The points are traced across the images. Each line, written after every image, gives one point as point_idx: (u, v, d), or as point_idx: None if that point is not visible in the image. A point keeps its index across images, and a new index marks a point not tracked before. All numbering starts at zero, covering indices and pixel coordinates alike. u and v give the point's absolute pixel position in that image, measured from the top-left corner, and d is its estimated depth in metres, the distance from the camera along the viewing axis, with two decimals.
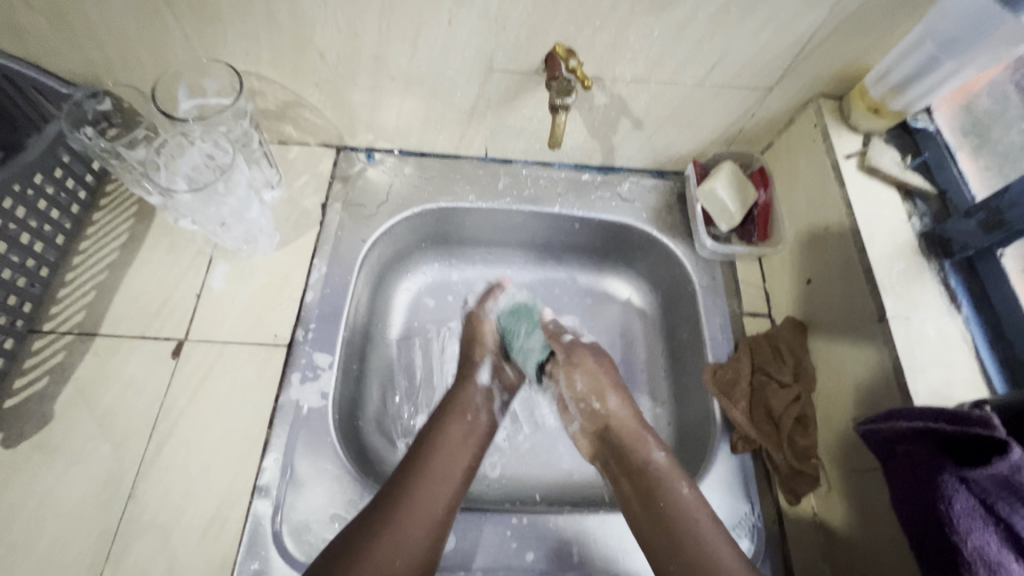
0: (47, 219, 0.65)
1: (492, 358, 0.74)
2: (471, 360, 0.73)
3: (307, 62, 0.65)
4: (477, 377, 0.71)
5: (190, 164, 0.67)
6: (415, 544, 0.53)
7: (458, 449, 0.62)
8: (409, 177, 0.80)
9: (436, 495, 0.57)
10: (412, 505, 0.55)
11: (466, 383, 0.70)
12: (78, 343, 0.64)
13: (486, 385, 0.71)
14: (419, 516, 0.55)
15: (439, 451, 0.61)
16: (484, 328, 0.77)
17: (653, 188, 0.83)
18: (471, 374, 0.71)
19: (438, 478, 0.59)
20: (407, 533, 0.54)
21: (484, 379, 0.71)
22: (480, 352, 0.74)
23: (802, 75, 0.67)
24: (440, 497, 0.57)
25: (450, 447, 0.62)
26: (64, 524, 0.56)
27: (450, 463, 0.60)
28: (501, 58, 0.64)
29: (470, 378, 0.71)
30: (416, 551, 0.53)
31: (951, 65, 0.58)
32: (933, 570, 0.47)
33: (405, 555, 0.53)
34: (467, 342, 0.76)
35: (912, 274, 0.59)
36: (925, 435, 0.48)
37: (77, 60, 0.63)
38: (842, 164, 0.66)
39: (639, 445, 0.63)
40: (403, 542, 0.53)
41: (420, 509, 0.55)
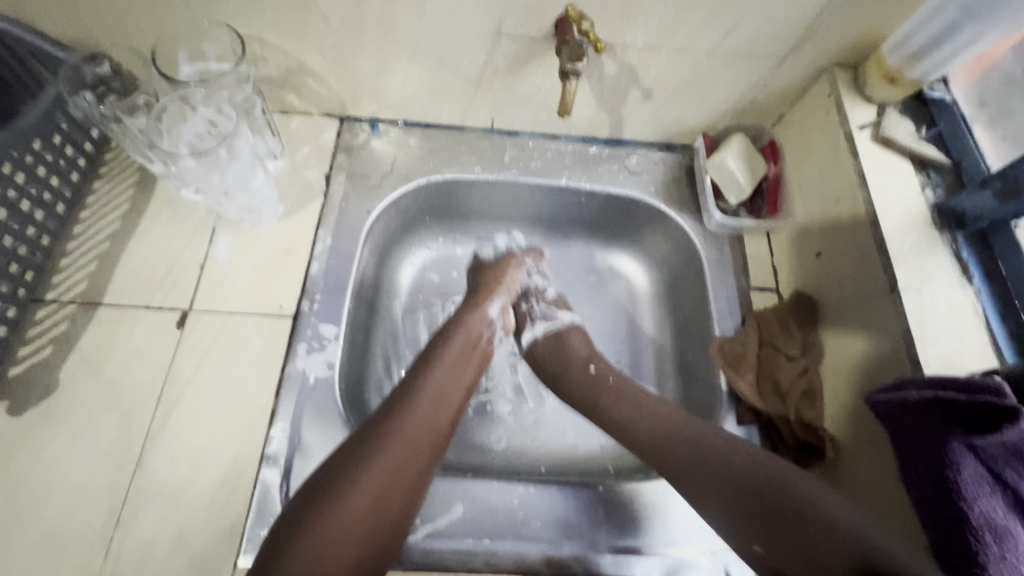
0: (47, 187, 0.64)
1: (507, 297, 0.73)
2: (485, 293, 0.72)
3: (311, 26, 0.63)
4: (485, 308, 0.70)
5: (193, 132, 0.64)
6: (413, 461, 0.54)
7: (461, 367, 0.63)
8: (413, 148, 0.78)
9: (433, 420, 0.57)
10: (416, 417, 0.56)
11: (474, 312, 0.69)
12: (80, 313, 0.64)
13: (495, 319, 0.70)
14: (425, 423, 0.56)
15: (439, 376, 0.61)
16: (511, 272, 0.75)
17: (661, 161, 0.81)
18: (482, 305, 0.71)
19: (434, 402, 0.58)
20: (411, 441, 0.54)
21: (493, 314, 0.70)
22: (497, 289, 0.73)
23: (817, 43, 0.66)
24: (438, 422, 0.57)
25: (447, 371, 0.62)
26: (73, 490, 0.56)
27: (448, 386, 0.60)
28: (510, 22, 0.62)
29: (478, 308, 0.70)
30: (414, 461, 0.54)
31: (972, 29, 0.57)
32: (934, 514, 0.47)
33: (401, 473, 0.53)
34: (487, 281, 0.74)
35: (924, 247, 0.59)
36: (937, 406, 0.48)
37: (73, 22, 0.61)
38: (856, 135, 0.65)
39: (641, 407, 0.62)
40: (400, 461, 0.53)
41: (419, 419, 0.56)
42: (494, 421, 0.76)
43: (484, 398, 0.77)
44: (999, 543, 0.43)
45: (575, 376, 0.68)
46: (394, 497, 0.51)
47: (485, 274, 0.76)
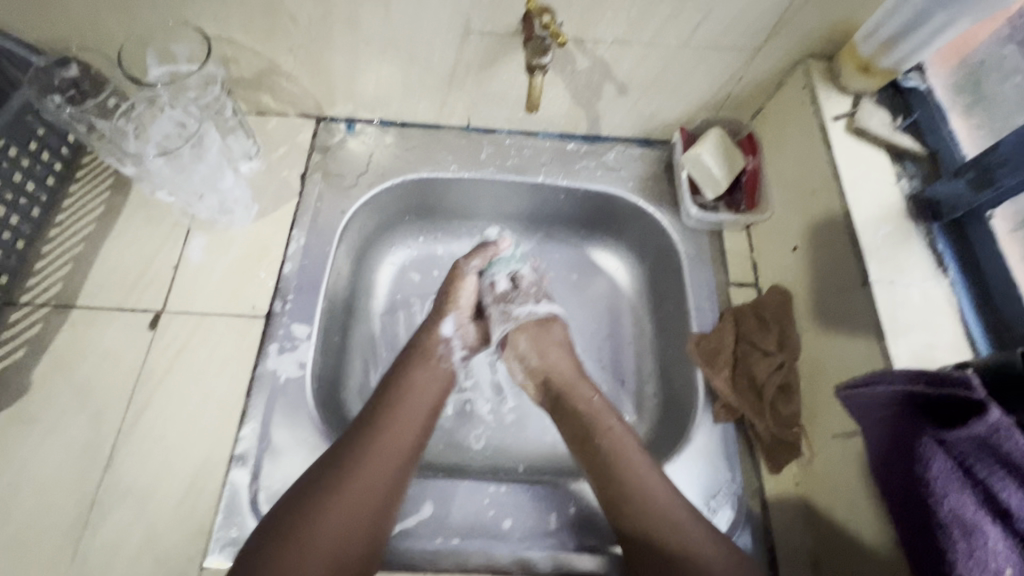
0: (23, 192, 0.65)
1: (461, 313, 0.72)
2: (438, 311, 0.71)
3: (279, 26, 0.64)
4: (438, 330, 0.69)
5: (161, 132, 0.64)
6: (376, 488, 0.54)
7: (423, 395, 0.62)
8: (390, 148, 0.78)
9: (396, 446, 0.57)
10: (378, 447, 0.56)
11: (427, 332, 0.69)
12: (54, 315, 0.64)
13: (449, 338, 0.69)
14: (388, 454, 0.56)
15: (403, 402, 0.61)
16: (461, 282, 0.72)
17: (640, 156, 0.81)
18: (434, 325, 0.70)
19: (398, 427, 0.58)
20: (371, 473, 0.54)
21: (446, 333, 0.69)
22: (450, 304, 0.71)
23: (790, 33, 0.65)
24: (402, 447, 0.57)
25: (410, 397, 0.61)
26: (42, 492, 0.56)
27: (412, 413, 0.60)
28: (477, 19, 0.62)
29: (432, 330, 0.69)
30: (376, 495, 0.53)
31: (944, 15, 0.56)
32: (920, 539, 0.46)
33: (366, 500, 0.53)
34: (441, 294, 0.72)
35: (898, 238, 0.57)
36: (906, 400, 0.47)
37: (42, 26, 0.61)
38: (830, 126, 0.64)
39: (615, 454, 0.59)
40: (363, 491, 0.53)
41: (382, 449, 0.56)
42: (473, 421, 0.76)
43: (464, 396, 0.77)
44: (966, 539, 0.43)
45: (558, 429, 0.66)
46: (358, 534, 0.51)
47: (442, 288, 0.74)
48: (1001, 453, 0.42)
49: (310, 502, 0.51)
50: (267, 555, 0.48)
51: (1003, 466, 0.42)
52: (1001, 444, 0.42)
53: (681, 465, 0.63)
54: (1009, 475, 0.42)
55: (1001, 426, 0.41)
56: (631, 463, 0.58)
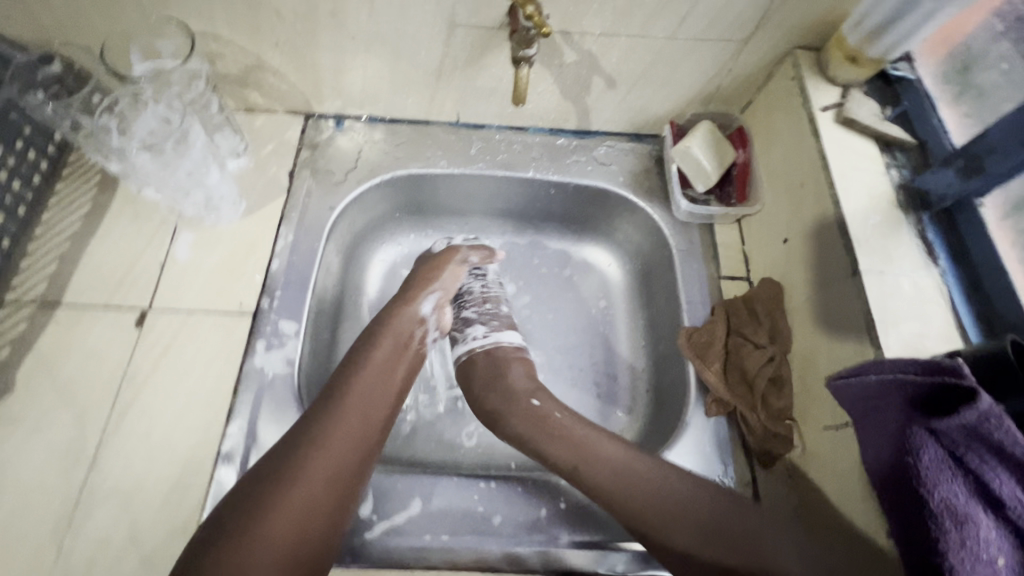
0: (10, 191, 0.63)
1: (441, 295, 0.71)
2: (419, 285, 0.70)
3: (264, 21, 0.63)
4: (417, 303, 0.68)
5: (145, 128, 0.63)
6: (343, 468, 0.53)
7: (388, 375, 0.61)
8: (378, 144, 0.78)
9: (364, 425, 0.57)
10: (341, 429, 0.55)
11: (404, 307, 0.67)
12: (39, 314, 0.63)
13: (426, 317, 0.68)
14: (351, 436, 0.55)
15: (369, 379, 0.60)
16: (448, 265, 0.72)
17: (631, 151, 0.80)
18: (414, 298, 0.69)
19: (364, 405, 0.58)
20: (336, 455, 0.53)
21: (424, 311, 0.68)
22: (436, 284, 0.70)
23: (778, 24, 0.64)
24: (369, 426, 0.57)
25: (379, 375, 0.61)
26: (24, 491, 0.55)
27: (379, 392, 0.60)
28: (463, 12, 0.62)
29: (408, 303, 0.68)
30: (341, 476, 0.53)
31: (932, 1, 0.56)
32: (905, 527, 0.46)
33: (332, 479, 0.52)
34: (426, 271, 0.71)
35: (887, 228, 0.57)
36: (896, 387, 0.46)
37: (25, 23, 0.61)
38: (818, 117, 0.64)
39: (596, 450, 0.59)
40: (329, 471, 0.52)
41: (346, 431, 0.55)
42: (465, 418, 0.75)
43: (455, 393, 0.76)
44: (958, 530, 0.42)
45: (516, 408, 0.65)
46: (323, 516, 0.51)
47: (426, 263, 0.73)
48: (991, 441, 0.42)
49: (277, 480, 0.50)
50: (230, 539, 0.47)
51: (993, 455, 0.42)
52: (991, 432, 0.41)
53: (673, 460, 0.62)
54: (1000, 464, 0.42)
55: (992, 413, 0.41)
56: (602, 458, 0.58)
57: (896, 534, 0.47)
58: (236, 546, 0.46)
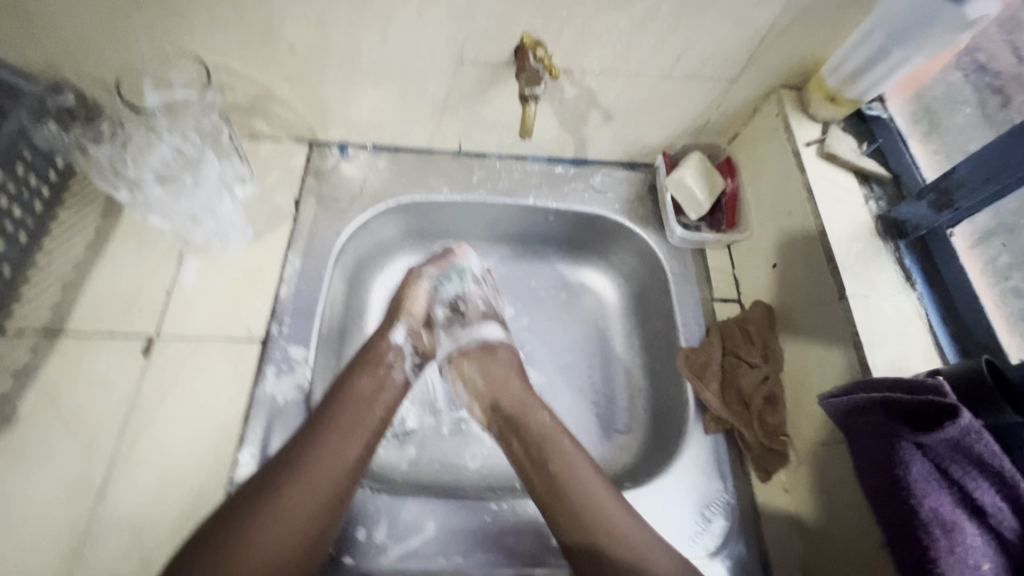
0: (11, 218, 0.62)
1: (413, 319, 0.72)
2: (390, 316, 0.71)
3: (277, 55, 0.65)
4: (389, 335, 0.69)
5: (158, 159, 0.66)
6: (318, 504, 0.54)
7: (370, 405, 0.62)
8: (383, 172, 0.80)
9: (340, 460, 0.57)
10: (318, 460, 0.56)
11: (378, 339, 0.68)
12: (43, 343, 0.63)
13: (400, 344, 0.69)
14: (329, 466, 0.56)
15: (348, 413, 0.60)
16: (416, 289, 0.73)
17: (625, 179, 0.84)
18: (386, 330, 0.70)
19: (342, 438, 0.58)
20: (312, 485, 0.54)
21: (398, 339, 0.69)
22: (403, 310, 0.72)
23: (763, 65, 0.69)
24: (346, 461, 0.57)
25: (358, 408, 0.61)
26: (30, 526, 0.55)
27: (359, 424, 0.60)
28: (472, 50, 0.65)
29: (382, 335, 0.69)
30: (315, 508, 0.54)
31: (901, 52, 0.61)
32: (891, 535, 0.49)
33: (304, 514, 0.53)
34: (396, 301, 0.73)
35: (869, 255, 0.62)
36: (883, 406, 0.50)
37: (36, 54, 0.61)
38: (802, 151, 0.68)
39: (569, 470, 0.59)
40: (303, 500, 0.54)
41: (325, 461, 0.56)
42: (469, 440, 0.76)
43: (459, 415, 0.77)
44: (947, 537, 0.46)
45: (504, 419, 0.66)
46: (294, 544, 0.52)
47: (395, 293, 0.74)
48: (973, 454, 0.46)
49: (248, 512, 0.52)
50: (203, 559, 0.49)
51: (975, 467, 0.46)
52: (972, 446, 0.46)
53: (676, 477, 0.65)
54: (982, 475, 0.46)
55: (971, 429, 0.45)
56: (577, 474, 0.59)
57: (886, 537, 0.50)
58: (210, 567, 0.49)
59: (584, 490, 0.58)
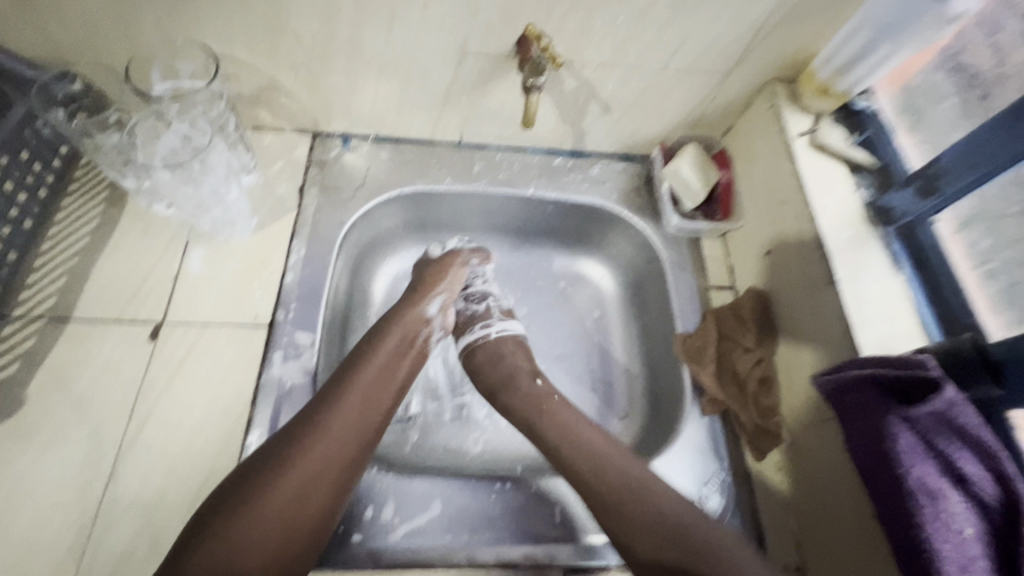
0: (15, 204, 0.64)
1: (445, 297, 0.74)
2: (424, 288, 0.73)
3: (283, 45, 0.66)
4: (423, 306, 0.71)
5: (167, 147, 0.65)
6: (329, 473, 0.55)
7: (387, 374, 0.63)
8: (385, 162, 0.81)
9: (353, 430, 0.58)
10: (337, 425, 0.57)
11: (409, 309, 0.70)
12: (50, 328, 0.63)
13: (432, 318, 0.72)
14: (346, 431, 0.57)
15: (363, 384, 0.61)
16: (451, 269, 0.76)
17: (622, 171, 0.86)
18: (419, 300, 0.72)
19: (356, 410, 0.59)
20: (330, 448, 0.56)
21: (430, 312, 0.72)
22: (441, 286, 0.74)
23: (756, 59, 0.71)
24: (359, 432, 0.58)
25: (374, 375, 0.62)
26: (41, 506, 0.55)
27: (374, 397, 0.61)
28: (475, 41, 0.67)
29: (416, 305, 0.71)
30: (333, 471, 0.55)
31: (888, 47, 0.63)
32: (880, 500, 0.51)
33: (314, 482, 0.54)
34: (430, 276, 0.75)
35: (859, 241, 0.64)
36: (873, 381, 0.53)
37: (43, 42, 0.62)
38: (794, 142, 0.71)
39: (579, 443, 0.62)
40: (321, 461, 0.55)
41: (342, 425, 0.57)
42: (471, 425, 0.78)
43: (460, 401, 0.79)
44: (932, 503, 0.48)
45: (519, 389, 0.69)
46: (312, 507, 0.53)
47: (429, 265, 0.77)
48: (956, 426, 0.49)
49: (264, 472, 0.53)
50: (224, 514, 0.50)
51: (958, 439, 0.49)
52: (956, 417, 0.49)
53: (674, 457, 0.67)
54: (963, 445, 0.49)
55: (955, 401, 0.49)
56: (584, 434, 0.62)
57: (876, 501, 0.52)
58: (231, 521, 0.50)
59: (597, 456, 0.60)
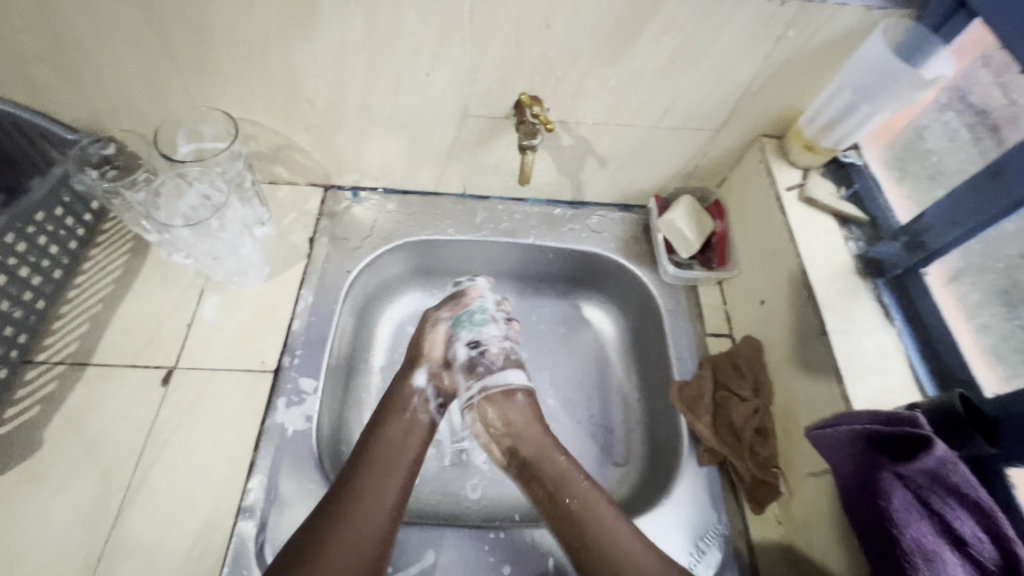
0: (46, 255, 0.68)
1: (433, 362, 0.75)
2: (411, 361, 0.75)
3: (299, 110, 0.72)
4: (411, 380, 0.72)
5: (187, 205, 0.71)
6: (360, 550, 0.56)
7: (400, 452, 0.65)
8: (392, 214, 0.85)
9: (381, 497, 0.60)
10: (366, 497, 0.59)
11: (401, 385, 0.72)
12: (69, 373, 0.67)
13: (423, 388, 0.72)
14: (373, 506, 0.59)
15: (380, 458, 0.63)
16: (434, 332, 0.77)
17: (620, 220, 0.89)
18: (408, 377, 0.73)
19: (379, 482, 0.61)
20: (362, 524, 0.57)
21: (419, 383, 0.72)
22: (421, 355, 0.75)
23: (745, 116, 0.75)
24: (383, 505, 0.59)
25: (386, 453, 0.64)
26: (49, 548, 0.57)
27: (391, 467, 0.63)
28: (475, 104, 0.71)
29: (406, 381, 0.73)
30: (371, 544, 0.57)
31: (868, 108, 0.67)
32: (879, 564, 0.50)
33: (352, 563, 0.55)
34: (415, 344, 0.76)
35: (848, 293, 0.65)
36: (867, 440, 0.52)
37: (83, 109, 0.69)
38: (784, 195, 0.73)
39: (585, 509, 0.60)
40: (354, 538, 0.56)
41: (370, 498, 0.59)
42: (470, 471, 0.78)
43: (460, 447, 0.80)
44: (929, 566, 0.47)
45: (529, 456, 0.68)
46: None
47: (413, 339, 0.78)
48: (949, 483, 0.48)
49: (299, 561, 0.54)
50: None
51: (954, 497, 0.48)
52: (948, 474, 0.48)
53: (670, 506, 0.66)
54: (960, 504, 0.48)
55: (947, 458, 0.48)
56: (582, 497, 0.61)
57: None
58: None
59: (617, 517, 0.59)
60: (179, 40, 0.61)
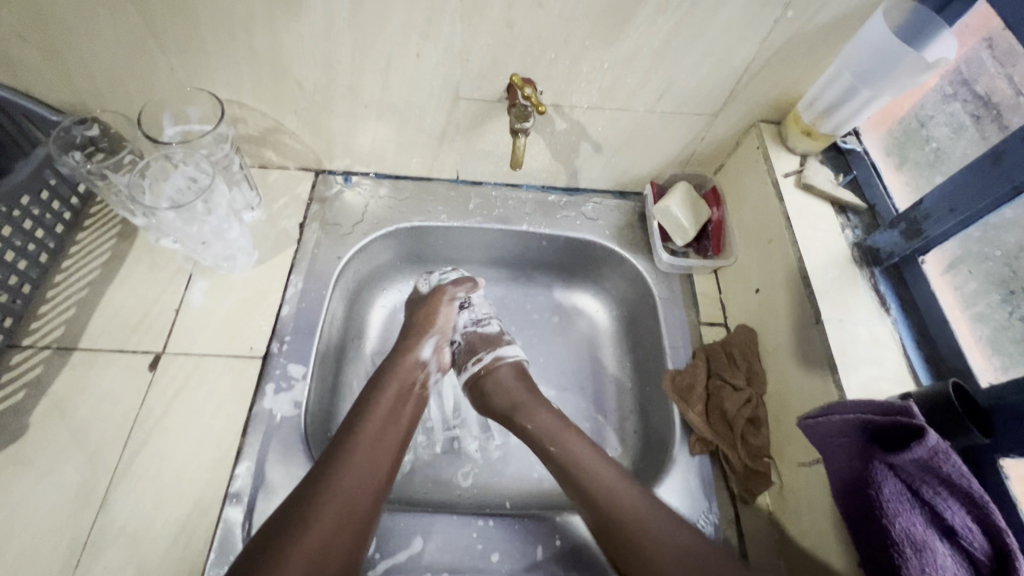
0: (32, 238, 0.68)
1: (440, 336, 0.76)
2: (415, 334, 0.75)
3: (287, 92, 0.70)
4: (416, 351, 0.73)
5: (173, 188, 0.70)
6: (349, 520, 0.54)
7: (392, 422, 0.64)
8: (384, 199, 0.84)
9: (371, 467, 0.59)
10: (355, 466, 0.58)
11: (404, 356, 0.72)
12: (55, 358, 0.66)
13: (428, 359, 0.73)
14: (362, 474, 0.58)
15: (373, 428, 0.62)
16: (439, 305, 0.78)
17: (616, 207, 0.88)
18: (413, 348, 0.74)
19: (369, 454, 0.60)
20: (350, 493, 0.56)
21: (425, 355, 0.73)
22: (429, 327, 0.76)
23: (743, 101, 0.73)
24: (371, 476, 0.58)
25: (377, 420, 0.63)
26: (35, 532, 0.57)
27: (383, 440, 0.62)
28: (466, 87, 0.70)
29: (409, 352, 0.73)
30: (358, 513, 0.55)
31: (868, 91, 0.65)
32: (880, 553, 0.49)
33: (337, 529, 0.53)
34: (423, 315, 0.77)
35: (844, 282, 0.64)
36: (860, 428, 0.51)
37: (67, 91, 0.67)
38: (781, 182, 0.72)
39: (588, 476, 0.61)
40: (341, 506, 0.54)
41: (359, 467, 0.58)
42: (462, 458, 0.78)
43: (451, 434, 0.79)
44: (917, 556, 0.46)
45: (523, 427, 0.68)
46: (338, 552, 0.52)
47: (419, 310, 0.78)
48: (942, 475, 0.47)
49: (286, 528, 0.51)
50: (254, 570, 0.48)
51: (946, 488, 0.47)
52: (940, 465, 0.46)
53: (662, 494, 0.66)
54: (952, 495, 0.47)
55: (938, 448, 0.46)
56: (582, 468, 0.61)
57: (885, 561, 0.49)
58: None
59: (613, 485, 0.59)
60: (162, 18, 0.60)
